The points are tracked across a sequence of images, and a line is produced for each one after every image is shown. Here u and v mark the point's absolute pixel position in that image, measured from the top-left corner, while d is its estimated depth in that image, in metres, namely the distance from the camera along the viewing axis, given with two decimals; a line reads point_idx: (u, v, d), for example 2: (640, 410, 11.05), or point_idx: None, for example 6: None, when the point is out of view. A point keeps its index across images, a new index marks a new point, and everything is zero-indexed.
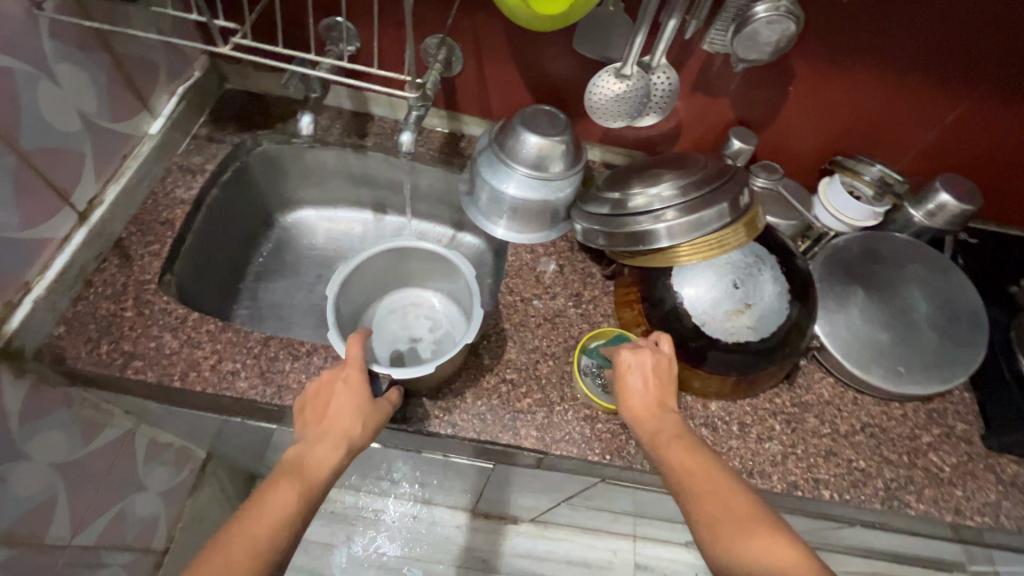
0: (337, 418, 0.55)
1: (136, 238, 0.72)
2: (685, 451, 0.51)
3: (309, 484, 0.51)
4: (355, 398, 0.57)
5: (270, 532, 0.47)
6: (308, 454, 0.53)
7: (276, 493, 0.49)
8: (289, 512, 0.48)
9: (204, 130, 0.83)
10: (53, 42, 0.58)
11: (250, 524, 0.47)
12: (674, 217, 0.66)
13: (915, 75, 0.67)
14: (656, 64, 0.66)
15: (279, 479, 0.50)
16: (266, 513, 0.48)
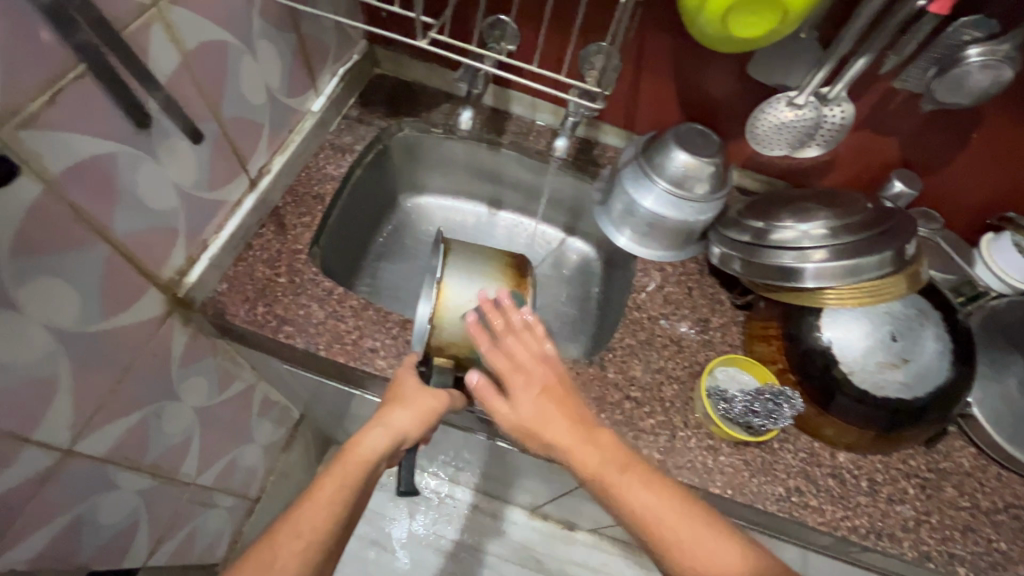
0: (394, 405, 0.58)
1: (292, 208, 0.76)
2: (613, 475, 0.50)
3: (352, 474, 0.53)
4: (418, 387, 0.60)
5: (318, 525, 0.49)
6: (355, 446, 0.55)
7: (321, 487, 0.51)
8: (334, 501, 0.51)
9: (354, 112, 0.87)
10: (261, 19, 0.62)
11: (302, 512, 0.49)
12: (824, 257, 0.64)
13: None
14: (832, 96, 0.64)
15: (325, 475, 0.52)
16: (309, 506, 0.50)
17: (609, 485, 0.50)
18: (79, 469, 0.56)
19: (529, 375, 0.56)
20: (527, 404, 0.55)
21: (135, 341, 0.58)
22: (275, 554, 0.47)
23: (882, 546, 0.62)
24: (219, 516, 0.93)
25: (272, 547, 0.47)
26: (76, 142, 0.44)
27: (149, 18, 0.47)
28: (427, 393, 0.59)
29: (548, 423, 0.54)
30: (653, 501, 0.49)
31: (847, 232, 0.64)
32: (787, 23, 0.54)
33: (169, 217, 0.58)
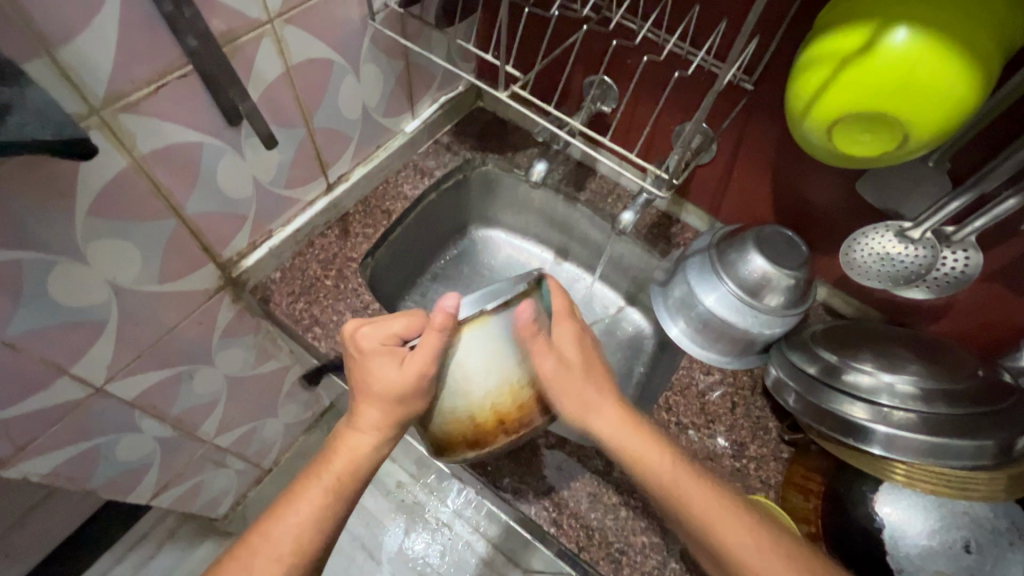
0: (371, 408, 0.51)
1: (360, 217, 0.80)
2: (679, 474, 0.50)
3: (340, 482, 0.51)
4: (379, 363, 0.50)
5: (296, 541, 0.49)
6: (344, 447, 0.52)
7: (306, 496, 0.51)
8: (317, 512, 0.50)
9: (446, 138, 0.90)
10: (370, 45, 0.66)
11: (276, 524, 0.50)
12: (903, 422, 0.53)
13: None
14: (959, 239, 0.54)
15: (311, 479, 0.51)
16: (290, 521, 0.50)
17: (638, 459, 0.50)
18: (105, 407, 0.62)
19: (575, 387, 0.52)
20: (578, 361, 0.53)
21: (185, 307, 0.64)
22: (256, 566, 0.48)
23: None
24: (229, 476, 0.99)
25: (253, 556, 0.48)
26: (168, 129, 0.50)
27: (261, 32, 0.52)
28: (382, 358, 0.50)
29: (588, 412, 0.52)
30: (715, 518, 0.48)
31: (941, 400, 0.54)
32: (906, 149, 0.46)
33: (241, 205, 0.63)
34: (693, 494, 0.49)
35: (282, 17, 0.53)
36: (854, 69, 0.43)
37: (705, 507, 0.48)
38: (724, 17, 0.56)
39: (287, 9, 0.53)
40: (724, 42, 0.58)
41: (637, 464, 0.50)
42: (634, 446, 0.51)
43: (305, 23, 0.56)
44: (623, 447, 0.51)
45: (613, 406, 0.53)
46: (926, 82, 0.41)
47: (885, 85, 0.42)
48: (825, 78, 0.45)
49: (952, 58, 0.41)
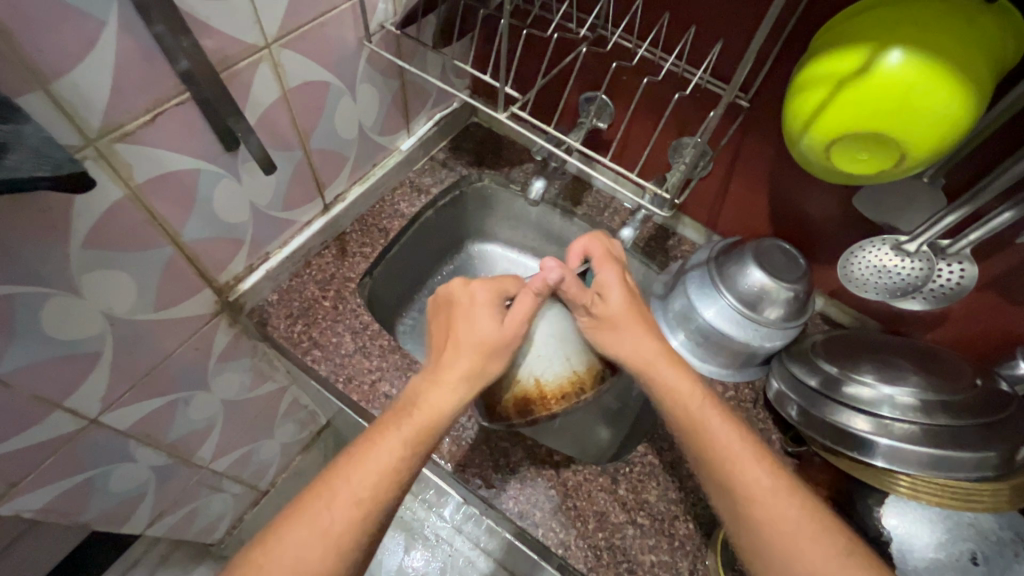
0: (459, 360, 0.52)
1: (357, 236, 0.79)
2: (710, 410, 0.53)
3: (419, 437, 0.49)
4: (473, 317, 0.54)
5: (376, 486, 0.46)
6: (424, 403, 0.51)
7: (383, 446, 0.48)
8: (395, 463, 0.47)
9: (441, 155, 0.90)
10: (367, 66, 0.66)
11: (359, 471, 0.47)
12: (905, 434, 0.54)
13: None
14: (954, 252, 0.55)
15: (388, 431, 0.49)
16: (370, 466, 0.47)
17: (692, 421, 0.52)
18: (100, 438, 0.61)
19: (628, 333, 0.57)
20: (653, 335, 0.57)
21: (181, 333, 0.62)
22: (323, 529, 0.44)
23: None
24: (224, 500, 0.97)
25: (319, 513, 0.45)
26: (165, 157, 0.49)
27: (258, 58, 0.52)
28: (474, 306, 0.54)
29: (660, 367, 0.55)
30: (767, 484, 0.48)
31: (941, 412, 0.55)
32: (904, 167, 0.47)
33: (238, 229, 0.62)
34: (724, 434, 0.51)
35: (279, 42, 0.53)
36: (851, 90, 0.44)
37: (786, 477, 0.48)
38: (719, 38, 0.57)
39: (284, 34, 0.53)
40: (720, 62, 0.59)
41: (671, 398, 0.54)
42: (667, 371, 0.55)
43: (301, 46, 0.56)
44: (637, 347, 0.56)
45: (687, 380, 0.55)
46: (923, 102, 0.42)
47: (883, 106, 0.43)
48: (823, 97, 0.46)
49: (949, 78, 0.41)
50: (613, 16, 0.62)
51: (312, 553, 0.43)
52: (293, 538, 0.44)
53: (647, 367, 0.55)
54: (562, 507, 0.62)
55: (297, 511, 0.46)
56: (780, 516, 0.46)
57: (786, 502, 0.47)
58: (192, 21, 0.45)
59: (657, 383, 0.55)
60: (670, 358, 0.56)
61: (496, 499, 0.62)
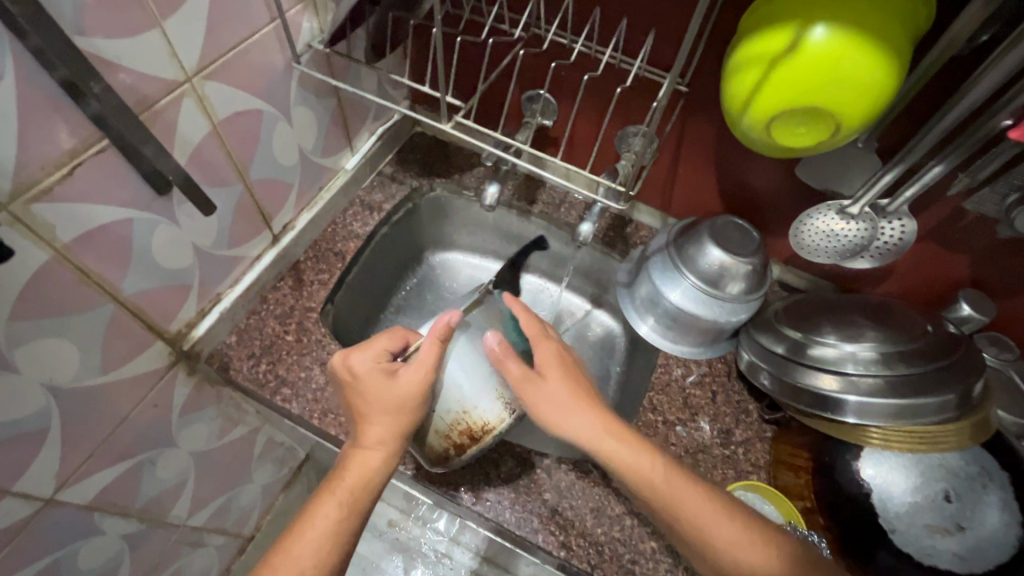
0: (378, 426, 0.53)
1: (312, 264, 0.77)
2: (688, 494, 0.51)
3: (354, 496, 0.52)
4: (381, 395, 0.53)
5: (316, 556, 0.49)
6: (358, 458, 0.53)
7: (322, 512, 0.51)
8: (335, 527, 0.51)
9: (389, 169, 0.88)
10: (298, 88, 0.63)
11: (297, 543, 0.50)
12: (870, 387, 0.57)
13: None
14: (893, 209, 0.58)
15: (324, 494, 0.52)
16: (307, 535, 0.50)
17: (666, 501, 0.50)
18: (61, 518, 0.56)
19: (568, 407, 0.53)
20: (603, 433, 0.52)
21: (135, 394, 0.58)
22: None
23: None
24: (207, 553, 0.92)
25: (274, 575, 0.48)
26: (90, 211, 0.46)
27: (180, 93, 0.49)
28: (382, 375, 0.53)
29: (604, 443, 0.51)
30: (707, 509, 0.50)
31: (900, 362, 0.57)
32: (840, 136, 0.49)
33: (183, 275, 0.59)
34: (682, 493, 0.50)
35: (201, 74, 0.50)
36: (783, 69, 0.45)
37: (719, 512, 0.50)
38: (652, 27, 0.58)
39: (205, 65, 0.50)
40: (655, 50, 0.59)
41: (628, 471, 0.51)
42: (622, 454, 0.51)
43: (226, 75, 0.53)
44: (608, 453, 0.51)
45: (594, 417, 0.52)
46: (851, 76, 0.44)
47: (815, 79, 0.44)
48: (758, 78, 0.47)
49: (874, 51, 0.43)
50: (545, 14, 0.62)
51: None
52: None
53: (658, 460, 0.52)
54: (559, 509, 0.61)
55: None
56: (732, 549, 0.49)
57: (693, 486, 0.51)
58: (101, 63, 0.42)
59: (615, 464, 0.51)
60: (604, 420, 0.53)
61: (491, 511, 0.61)
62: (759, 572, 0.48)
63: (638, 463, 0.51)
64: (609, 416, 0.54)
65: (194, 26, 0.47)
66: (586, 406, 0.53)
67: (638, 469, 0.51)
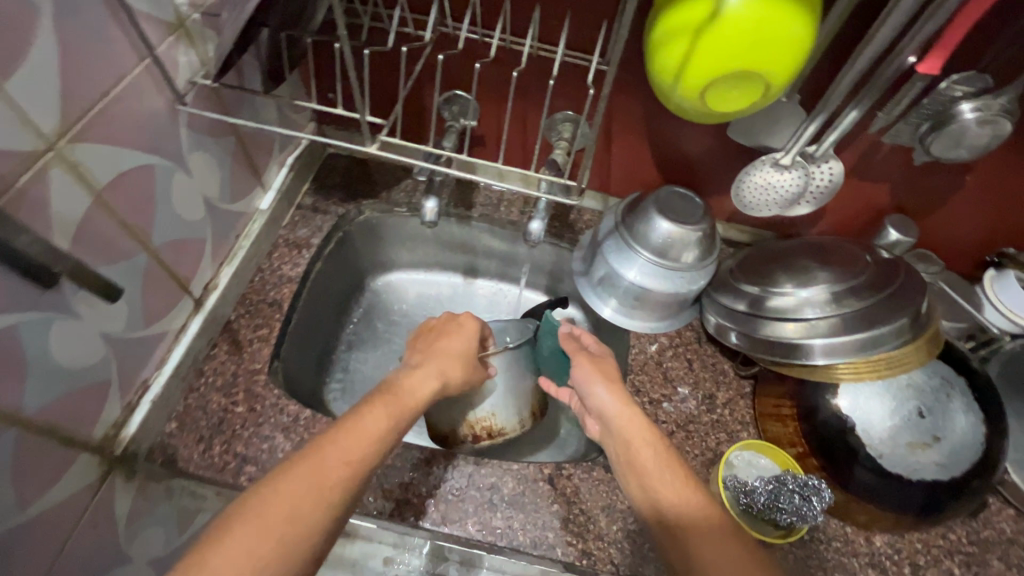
0: (443, 360, 0.57)
1: (246, 320, 0.69)
2: (663, 470, 0.50)
3: (401, 414, 0.50)
4: (458, 346, 0.59)
5: (365, 454, 0.45)
6: (407, 384, 0.53)
7: (369, 419, 0.47)
8: (380, 438, 0.47)
9: (308, 199, 0.81)
10: (190, 130, 0.56)
11: (348, 434, 0.46)
12: (831, 327, 0.59)
13: None
14: (821, 155, 0.60)
15: (374, 402, 0.49)
16: (353, 432, 0.46)
17: (650, 480, 0.49)
18: None
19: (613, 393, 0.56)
20: (620, 403, 0.55)
21: (67, 521, 0.50)
22: (321, 483, 0.42)
23: None
24: None
25: (316, 459, 0.43)
26: None
27: (44, 165, 0.40)
28: (468, 340, 0.60)
29: (628, 427, 0.54)
30: (672, 481, 0.49)
31: (852, 298, 0.60)
32: (768, 96, 0.50)
33: (98, 371, 0.51)
34: (665, 469, 0.50)
35: (68, 136, 0.42)
36: (708, 38, 0.45)
37: (683, 480, 0.49)
38: (564, 11, 0.56)
39: (69, 125, 0.42)
40: (572, 34, 0.58)
41: (634, 457, 0.52)
42: (638, 436, 0.53)
43: (100, 134, 0.45)
44: (626, 439, 0.53)
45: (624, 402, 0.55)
46: (774, 35, 0.44)
47: (741, 43, 0.44)
48: (685, 50, 0.47)
49: (789, 8, 0.43)
50: (450, 13, 0.58)
51: (278, 507, 0.40)
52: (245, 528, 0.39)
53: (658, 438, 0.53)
54: (572, 517, 0.59)
55: (249, 496, 0.41)
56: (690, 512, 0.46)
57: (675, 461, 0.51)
58: None
59: (630, 454, 0.52)
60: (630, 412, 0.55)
61: (505, 539, 0.58)
62: (707, 520, 0.46)
63: (639, 420, 0.54)
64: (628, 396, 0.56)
65: (46, 84, 0.39)
66: (613, 382, 0.57)
67: (637, 424, 0.54)
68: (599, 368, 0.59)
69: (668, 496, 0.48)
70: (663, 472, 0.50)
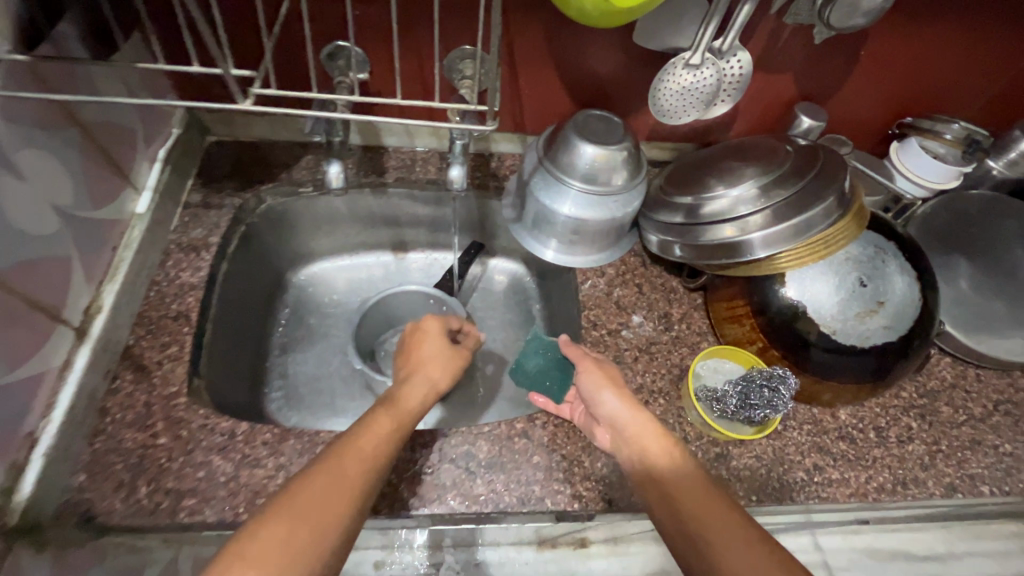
0: (427, 363, 0.57)
1: (147, 342, 0.59)
2: (667, 476, 0.47)
3: (402, 421, 0.48)
4: (437, 348, 0.59)
5: (378, 458, 0.44)
6: (401, 393, 0.52)
7: (374, 432, 0.46)
8: (385, 452, 0.45)
9: (196, 196, 0.70)
10: (10, 126, 0.46)
11: (362, 438, 0.45)
12: (767, 219, 0.59)
13: (984, 18, 0.62)
14: (728, 48, 0.58)
15: (377, 410, 0.48)
16: (360, 447, 0.44)
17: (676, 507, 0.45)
18: None
19: (633, 408, 0.54)
20: (632, 409, 0.54)
21: None
22: (344, 478, 0.41)
23: (911, 495, 0.58)
24: None
25: (339, 457, 0.42)
26: None
27: None
28: (444, 349, 0.59)
29: (646, 446, 0.50)
30: (676, 469, 0.48)
31: (782, 188, 0.60)
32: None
33: None
34: (674, 474, 0.47)
35: None
36: None
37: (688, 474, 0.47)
38: None
39: None
40: None
41: (662, 485, 0.47)
42: (663, 456, 0.49)
43: None
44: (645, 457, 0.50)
45: (641, 418, 0.53)
46: None
47: None
48: None
49: None
50: None
51: (313, 497, 0.39)
52: (282, 521, 0.38)
53: (679, 450, 0.50)
54: (555, 465, 0.57)
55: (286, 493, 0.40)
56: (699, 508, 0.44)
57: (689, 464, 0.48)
58: None
59: (666, 490, 0.47)
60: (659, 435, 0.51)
61: (491, 504, 0.54)
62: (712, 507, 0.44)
63: (656, 431, 0.52)
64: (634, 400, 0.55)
65: None
66: (622, 389, 0.56)
67: (654, 435, 0.51)
68: (610, 378, 0.57)
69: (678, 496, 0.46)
70: (674, 465, 0.48)
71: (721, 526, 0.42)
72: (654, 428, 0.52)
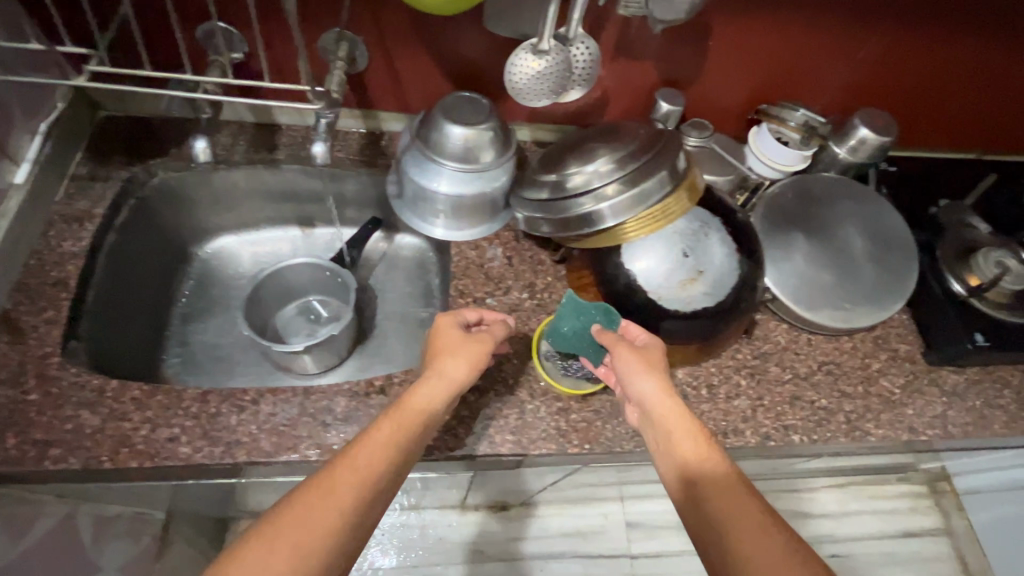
0: (450, 359, 0.56)
1: (26, 306, 0.63)
2: (699, 478, 0.49)
3: (406, 428, 0.49)
4: (461, 341, 0.58)
5: (368, 483, 0.44)
6: (411, 397, 0.52)
7: (371, 446, 0.47)
8: (376, 472, 0.45)
9: (85, 169, 0.73)
10: None
11: (358, 457, 0.46)
12: (614, 193, 0.63)
13: (809, 10, 0.68)
14: (573, 34, 0.64)
15: (382, 421, 0.49)
16: (349, 468, 0.45)
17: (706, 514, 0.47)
18: None
19: (665, 395, 0.55)
20: (665, 395, 0.56)
21: None
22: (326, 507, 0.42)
23: (729, 442, 0.66)
24: None
25: (330, 480, 0.44)
26: None
27: None
28: (470, 341, 0.58)
29: (680, 441, 0.52)
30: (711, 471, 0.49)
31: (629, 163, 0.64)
32: None
33: None
34: (706, 474, 0.49)
35: None
36: None
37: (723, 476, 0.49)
38: None
39: None
40: None
41: (698, 483, 0.49)
42: (702, 454, 0.51)
43: None
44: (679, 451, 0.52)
45: (677, 412, 0.54)
46: None
47: None
48: None
49: None
50: None
51: (297, 532, 0.40)
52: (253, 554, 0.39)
53: (711, 447, 0.52)
54: None
55: (275, 517, 0.41)
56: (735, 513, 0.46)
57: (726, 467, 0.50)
58: None
59: (701, 491, 0.48)
60: (697, 433, 0.53)
61: None
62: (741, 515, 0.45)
63: (687, 421, 0.54)
64: (670, 386, 0.57)
65: None
66: (657, 372, 0.57)
67: (687, 425, 0.53)
68: (644, 360, 0.58)
69: (714, 497, 0.47)
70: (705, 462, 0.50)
71: (752, 534, 0.44)
72: (692, 423, 0.54)
